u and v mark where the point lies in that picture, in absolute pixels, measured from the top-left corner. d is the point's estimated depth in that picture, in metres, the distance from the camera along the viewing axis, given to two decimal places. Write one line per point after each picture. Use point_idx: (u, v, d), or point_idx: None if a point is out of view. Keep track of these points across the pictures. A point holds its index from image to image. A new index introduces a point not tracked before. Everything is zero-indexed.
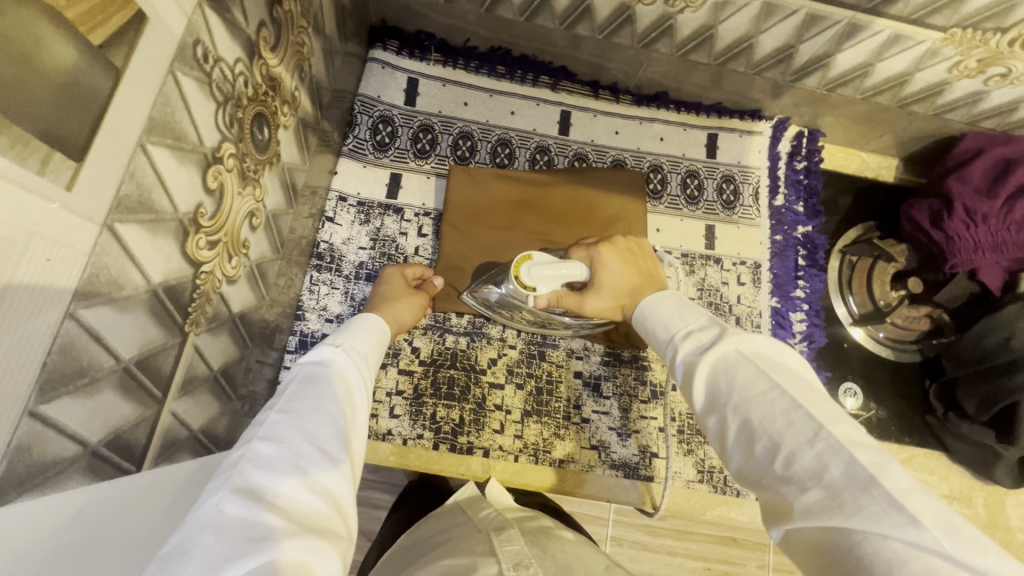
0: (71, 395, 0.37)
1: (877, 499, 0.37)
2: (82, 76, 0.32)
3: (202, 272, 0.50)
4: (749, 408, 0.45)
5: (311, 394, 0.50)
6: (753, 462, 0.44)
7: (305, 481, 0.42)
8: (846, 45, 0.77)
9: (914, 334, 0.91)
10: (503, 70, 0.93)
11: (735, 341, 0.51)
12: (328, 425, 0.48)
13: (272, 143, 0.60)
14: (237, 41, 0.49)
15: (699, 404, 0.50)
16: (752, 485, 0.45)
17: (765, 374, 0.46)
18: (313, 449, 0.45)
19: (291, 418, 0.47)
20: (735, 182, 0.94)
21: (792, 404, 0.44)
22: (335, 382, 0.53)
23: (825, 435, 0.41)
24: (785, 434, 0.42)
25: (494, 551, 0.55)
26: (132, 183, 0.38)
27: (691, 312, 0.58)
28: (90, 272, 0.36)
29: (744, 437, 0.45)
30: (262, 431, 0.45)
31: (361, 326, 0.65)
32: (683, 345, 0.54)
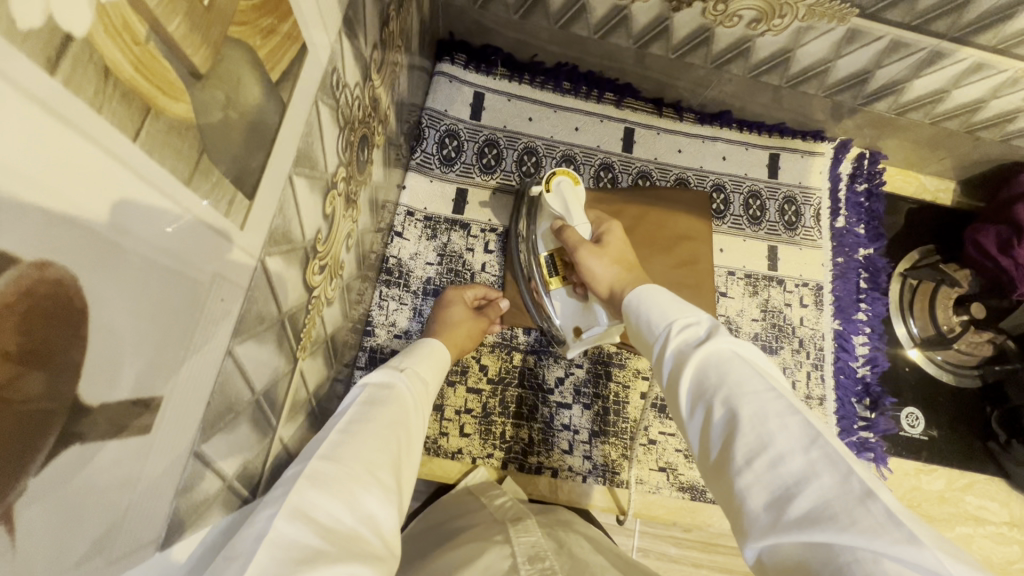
0: (221, 432, 0.36)
1: (873, 513, 0.31)
2: (262, 114, 0.31)
3: (313, 297, 0.50)
4: (740, 400, 0.40)
5: (371, 418, 0.46)
6: (732, 458, 0.38)
7: (354, 507, 0.37)
8: (925, 71, 0.77)
9: (975, 359, 0.91)
10: (568, 86, 0.92)
11: (730, 341, 0.45)
12: (382, 452, 0.43)
13: (368, 163, 0.60)
14: (358, 65, 0.48)
15: (683, 398, 0.45)
16: (724, 491, 0.38)
17: (762, 376, 0.42)
18: (367, 475, 0.40)
19: (345, 442, 0.42)
20: (797, 203, 0.94)
21: (789, 408, 0.38)
22: (396, 408, 0.50)
23: (823, 444, 0.35)
24: (778, 436, 0.37)
25: (508, 541, 0.54)
26: (280, 216, 0.38)
27: (685, 305, 0.53)
28: (245, 307, 0.35)
29: (729, 433, 0.39)
30: (318, 450, 0.40)
31: (421, 349, 0.63)
32: (674, 335, 0.49)
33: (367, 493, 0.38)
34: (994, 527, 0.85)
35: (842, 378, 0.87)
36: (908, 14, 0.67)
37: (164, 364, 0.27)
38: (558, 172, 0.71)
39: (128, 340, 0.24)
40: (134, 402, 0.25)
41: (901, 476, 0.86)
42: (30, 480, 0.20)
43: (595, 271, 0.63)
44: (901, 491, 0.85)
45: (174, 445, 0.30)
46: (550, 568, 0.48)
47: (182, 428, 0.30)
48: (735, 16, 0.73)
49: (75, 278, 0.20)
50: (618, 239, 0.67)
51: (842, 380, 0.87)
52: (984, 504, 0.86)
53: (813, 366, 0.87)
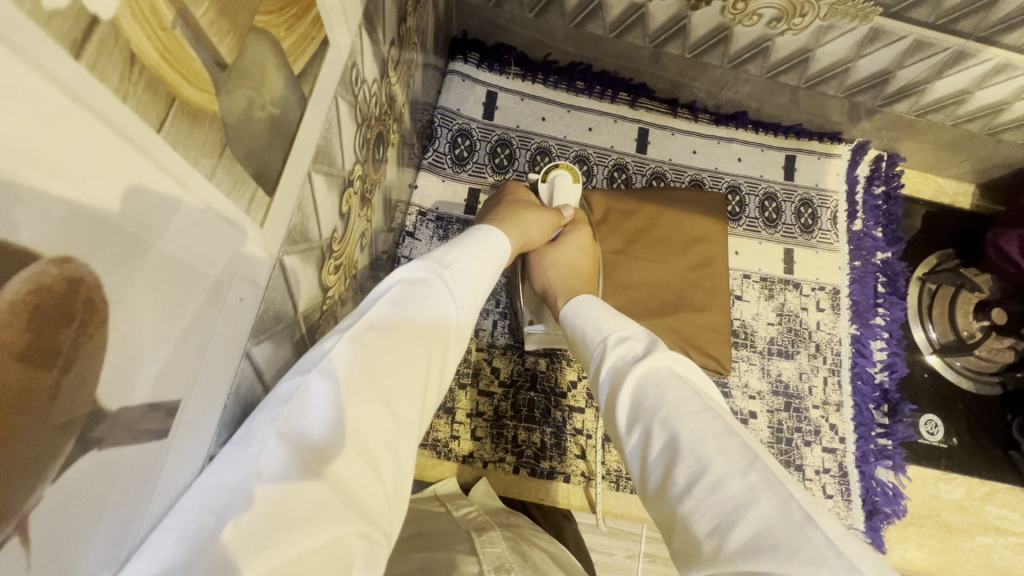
0: None
1: (813, 541, 0.31)
2: (284, 108, 0.30)
3: (328, 297, 0.49)
4: (679, 423, 0.40)
5: (403, 328, 0.38)
6: (672, 483, 0.37)
7: (359, 452, 0.30)
8: (948, 72, 0.75)
9: (995, 366, 0.89)
10: (582, 85, 0.91)
11: (665, 357, 0.46)
12: (406, 377, 0.35)
13: (383, 161, 0.59)
14: (376, 61, 0.47)
15: (620, 419, 0.44)
16: (664, 518, 0.37)
17: (699, 396, 0.42)
18: (381, 412, 0.32)
19: (364, 358, 0.34)
20: (813, 205, 0.93)
21: (725, 429, 0.39)
22: (431, 316, 0.41)
23: (759, 467, 0.36)
24: (716, 459, 0.36)
25: (473, 551, 0.49)
26: (299, 213, 0.37)
27: (625, 320, 0.53)
28: (263, 307, 0.34)
29: (667, 455, 0.39)
30: (331, 365, 0.33)
31: (478, 245, 0.53)
32: (613, 349, 0.49)
33: (378, 437, 0.32)
34: (1015, 537, 0.83)
35: (860, 384, 0.85)
36: (933, 12, 0.66)
37: (184, 366, 0.26)
38: (560, 166, 0.78)
39: (148, 341, 0.23)
40: (153, 406, 0.24)
41: (921, 484, 0.84)
42: (47, 488, 0.19)
43: (541, 268, 0.69)
44: (920, 500, 0.84)
45: (190, 452, 0.29)
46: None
47: (197, 434, 0.29)
48: (755, 15, 0.72)
49: (96, 274, 0.19)
50: (580, 246, 0.70)
51: (860, 386, 0.86)
52: (1005, 513, 0.85)
53: (829, 372, 0.86)
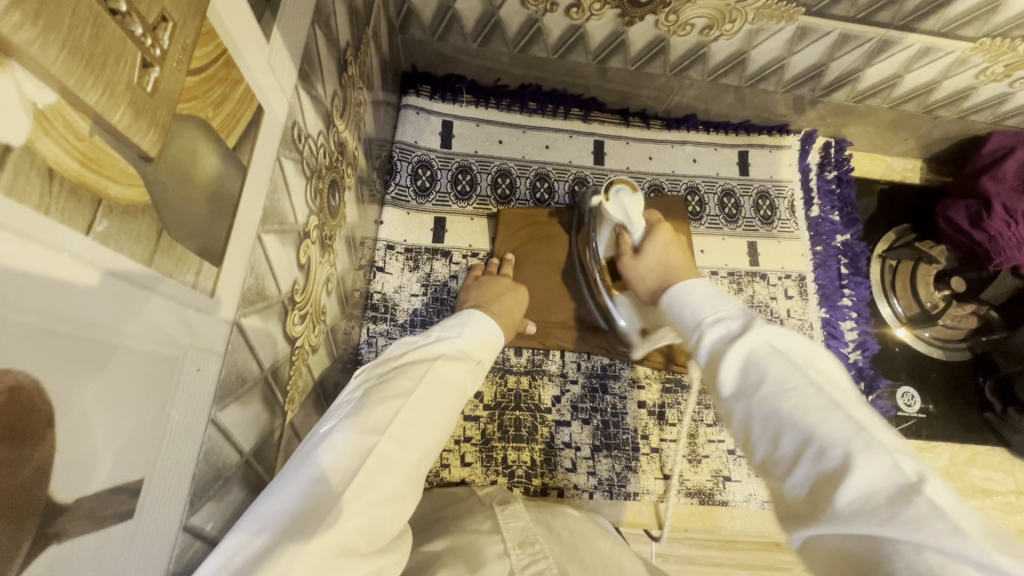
0: (210, 500, 0.35)
1: (919, 506, 0.29)
2: (221, 182, 0.31)
3: (295, 347, 0.50)
4: (783, 399, 0.37)
5: (435, 399, 0.51)
6: (778, 456, 0.36)
7: (399, 497, 0.43)
8: (877, 59, 0.79)
9: (961, 332, 0.93)
10: (534, 105, 0.94)
11: (763, 332, 0.42)
12: (427, 445, 0.48)
13: (340, 206, 0.60)
14: (319, 114, 0.48)
15: (723, 392, 0.42)
16: (772, 488, 0.37)
17: (802, 368, 0.39)
18: (412, 469, 0.45)
19: (411, 425, 0.47)
20: (770, 197, 0.96)
21: (828, 402, 0.36)
22: (453, 393, 0.54)
23: (868, 439, 0.33)
24: (820, 427, 0.35)
25: (496, 528, 0.53)
26: (252, 275, 0.38)
27: (722, 299, 0.50)
28: (225, 372, 0.35)
29: (767, 430, 0.37)
30: (393, 426, 0.46)
31: (473, 324, 0.64)
32: (710, 331, 0.46)
33: (409, 485, 0.45)
34: (1002, 497, 0.86)
35: None
36: (852, 7, 0.69)
37: (143, 446, 0.27)
38: (616, 181, 0.72)
39: (101, 430, 0.23)
40: (113, 489, 0.25)
41: None
42: None
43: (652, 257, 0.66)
44: None
45: (160, 527, 0.29)
46: (541, 551, 0.49)
47: (166, 508, 0.30)
48: (687, 25, 0.75)
49: (32, 377, 0.19)
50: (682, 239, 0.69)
51: None
52: (989, 474, 0.87)
53: None
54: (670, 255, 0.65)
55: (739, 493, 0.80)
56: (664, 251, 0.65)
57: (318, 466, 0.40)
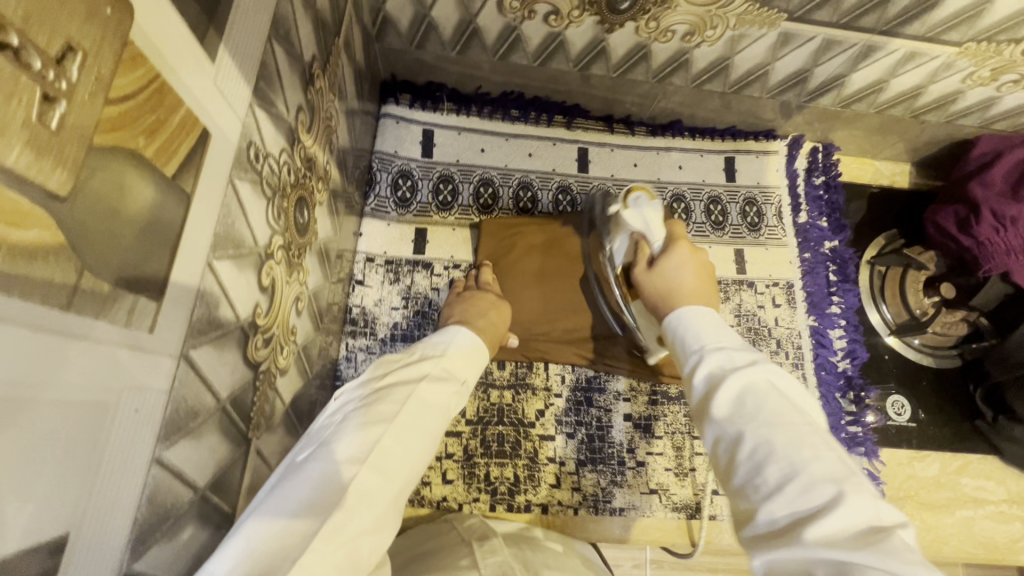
0: (158, 543, 0.34)
1: (900, 551, 0.31)
2: (159, 212, 0.30)
3: (259, 372, 0.48)
4: (778, 431, 0.38)
5: (417, 423, 0.50)
6: (760, 482, 0.37)
7: (377, 531, 0.42)
8: (862, 64, 0.77)
9: (951, 339, 0.91)
10: (517, 113, 0.92)
11: (766, 371, 0.43)
12: (410, 473, 0.47)
13: (310, 223, 0.58)
14: (281, 131, 0.47)
15: (715, 415, 0.42)
16: (741, 515, 0.37)
17: (798, 410, 0.40)
18: (393, 502, 0.45)
19: (393, 455, 0.46)
20: (757, 203, 0.94)
21: (820, 444, 0.38)
22: (436, 414, 0.53)
23: (853, 484, 0.35)
24: (810, 464, 0.36)
25: (475, 564, 0.51)
26: (202, 305, 0.36)
27: (727, 331, 0.50)
28: (171, 409, 0.34)
29: (756, 457, 0.38)
30: (373, 456, 0.44)
31: (462, 344, 0.63)
32: (709, 354, 0.46)
33: (386, 516, 0.44)
34: (993, 506, 0.85)
35: (824, 375, 0.86)
36: (835, 13, 0.68)
37: (65, 499, 0.25)
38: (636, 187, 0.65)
39: (11, 488, 0.22)
40: (28, 549, 0.23)
41: (896, 466, 0.86)
42: None
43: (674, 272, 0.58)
44: (897, 482, 0.85)
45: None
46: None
47: (98, 560, 0.28)
48: (669, 31, 0.74)
49: None
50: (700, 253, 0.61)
51: (824, 377, 0.86)
52: (981, 484, 0.86)
53: (793, 366, 0.87)
54: (687, 273, 0.57)
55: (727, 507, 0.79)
56: (681, 269, 0.58)
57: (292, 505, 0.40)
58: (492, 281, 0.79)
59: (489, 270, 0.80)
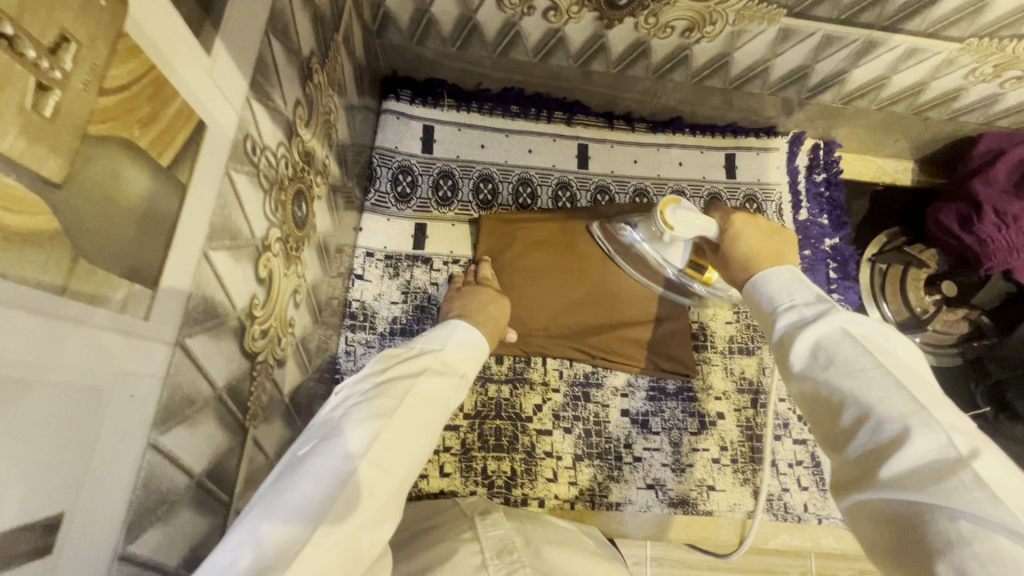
0: (154, 526, 0.34)
1: (965, 484, 0.32)
2: (155, 201, 0.30)
3: (257, 362, 0.49)
4: (845, 379, 0.39)
5: (418, 416, 0.51)
6: (841, 427, 0.38)
7: (381, 521, 0.43)
8: (863, 61, 0.77)
9: (953, 338, 0.90)
10: (517, 109, 0.92)
11: (837, 314, 0.42)
12: (412, 465, 0.48)
13: (309, 216, 0.59)
14: (279, 125, 0.47)
15: (789, 368, 0.43)
16: (829, 453, 0.40)
17: (873, 351, 0.39)
18: (396, 493, 0.46)
19: (395, 447, 0.47)
20: (758, 200, 0.94)
21: (893, 381, 0.37)
22: (436, 408, 0.53)
23: (925, 417, 0.35)
24: (882, 409, 0.36)
25: (477, 537, 0.54)
26: (198, 294, 0.37)
27: (795, 279, 0.47)
28: (167, 395, 0.34)
29: (834, 403, 0.39)
30: (375, 448, 0.45)
31: (462, 335, 0.63)
32: (777, 310, 0.45)
33: (389, 507, 0.44)
34: None
35: None
36: (834, 9, 0.68)
37: (59, 480, 0.26)
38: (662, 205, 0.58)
39: (5, 467, 0.23)
40: (23, 526, 0.24)
41: None
42: None
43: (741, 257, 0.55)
44: None
45: (88, 559, 0.28)
46: (518, 561, 0.50)
47: (92, 541, 0.29)
48: (668, 27, 0.74)
49: None
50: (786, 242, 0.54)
51: None
52: None
53: None
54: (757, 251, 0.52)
55: (724, 502, 0.79)
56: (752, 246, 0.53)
57: (298, 496, 0.40)
58: (490, 276, 0.80)
59: (488, 265, 0.81)
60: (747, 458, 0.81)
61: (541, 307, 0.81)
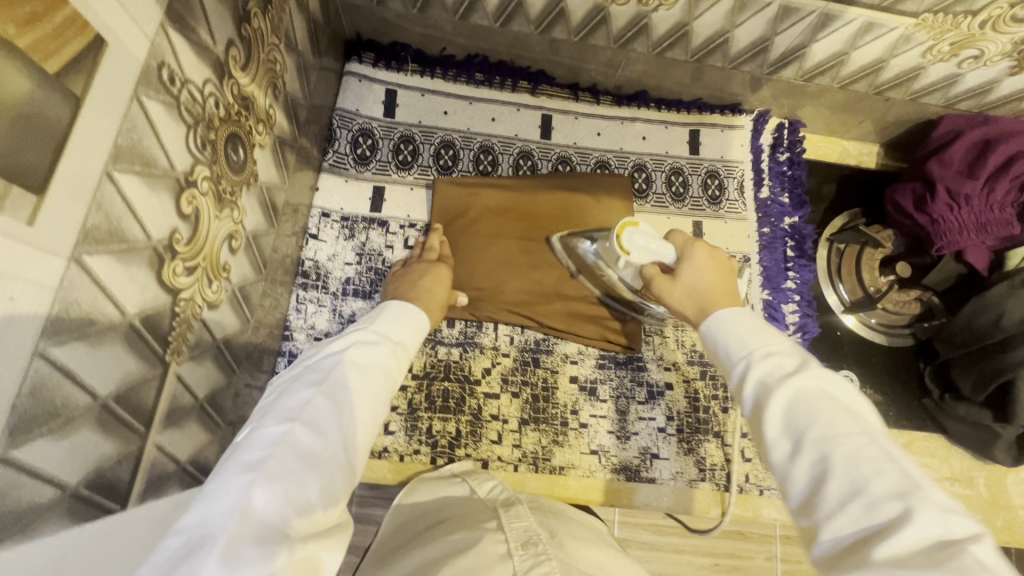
0: (45, 437, 0.35)
1: (967, 561, 0.33)
2: (37, 105, 0.31)
3: (180, 299, 0.49)
4: (833, 444, 0.41)
5: (352, 383, 0.51)
6: (822, 500, 0.40)
7: (327, 485, 0.43)
8: (821, 35, 0.77)
9: (905, 318, 0.92)
10: (481, 77, 0.92)
11: (818, 377, 0.46)
12: (358, 431, 0.48)
13: (248, 163, 0.59)
14: (205, 62, 0.47)
15: (768, 434, 0.45)
16: (806, 532, 0.40)
17: (854, 418, 0.43)
18: (343, 457, 0.45)
19: (335, 413, 0.47)
20: (719, 177, 0.94)
21: (881, 454, 0.40)
22: (376, 376, 0.53)
23: (920, 494, 0.37)
24: (871, 480, 0.38)
25: (501, 527, 0.54)
26: (99, 213, 0.37)
27: (774, 335, 0.52)
28: (60, 308, 0.35)
29: (819, 472, 0.41)
30: (307, 415, 0.45)
31: (403, 312, 0.64)
32: (758, 365, 0.49)
33: (334, 470, 0.44)
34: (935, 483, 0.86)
35: None
36: None
37: None
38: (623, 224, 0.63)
39: None
40: None
41: None
42: None
43: (694, 263, 0.63)
44: None
45: None
46: (544, 553, 0.49)
47: None
48: None
49: None
50: (718, 250, 0.66)
51: None
52: (924, 461, 0.87)
53: None
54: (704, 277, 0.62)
55: (667, 470, 0.80)
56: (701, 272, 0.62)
57: (234, 465, 0.40)
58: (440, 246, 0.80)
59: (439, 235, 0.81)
60: (692, 428, 0.81)
61: (496, 274, 0.82)
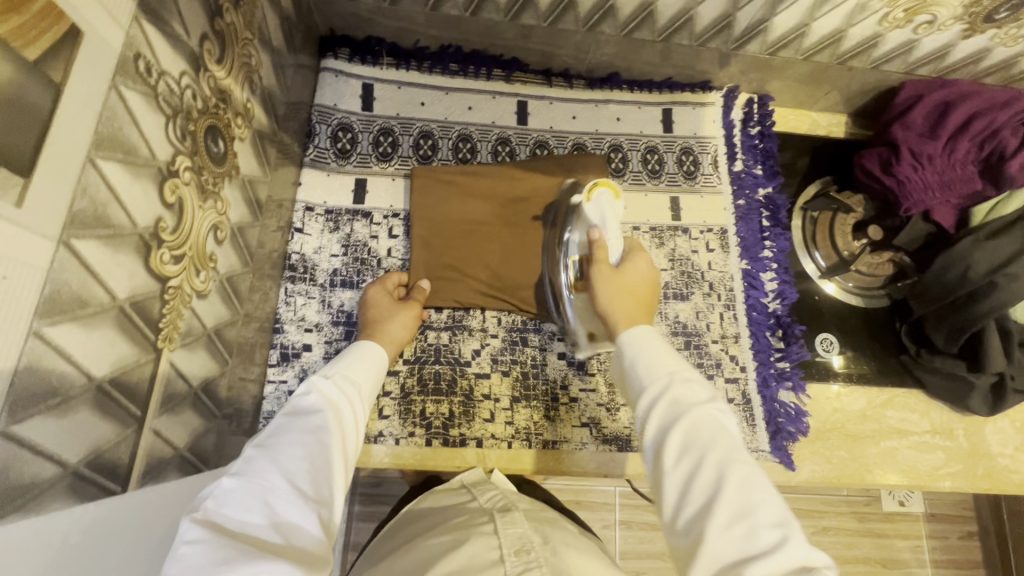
0: (44, 414, 0.36)
1: None
2: (21, 91, 0.32)
3: (169, 287, 0.50)
4: (730, 472, 0.46)
5: (290, 426, 0.50)
6: (711, 519, 0.44)
7: (272, 517, 0.42)
8: (780, 8, 0.80)
9: (880, 280, 0.96)
10: (456, 67, 0.93)
11: (718, 410, 0.51)
12: (305, 460, 0.47)
13: (228, 155, 0.60)
14: (180, 54, 0.49)
15: (669, 453, 0.49)
16: (687, 544, 0.45)
17: (742, 451, 0.48)
18: (288, 487, 0.44)
19: (269, 452, 0.47)
20: (693, 153, 0.96)
21: (764, 486, 0.46)
22: (322, 413, 0.53)
23: (790, 525, 0.43)
24: (758, 509, 0.44)
25: (496, 532, 0.56)
26: (85, 198, 0.38)
27: (677, 360, 0.55)
28: (51, 289, 0.36)
29: (710, 494, 0.46)
30: (239, 465, 0.46)
31: (346, 354, 0.64)
32: (674, 387, 0.52)
33: (284, 501, 0.44)
34: (917, 437, 0.87)
35: (754, 315, 0.90)
36: None
37: None
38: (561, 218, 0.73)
39: None
40: None
41: (823, 399, 0.88)
42: None
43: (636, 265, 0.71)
44: (825, 415, 0.87)
45: None
46: (535, 560, 0.51)
47: None
48: None
49: None
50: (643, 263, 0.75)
51: (755, 317, 0.90)
52: (905, 416, 0.88)
53: (725, 307, 0.90)
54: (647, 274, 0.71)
55: None
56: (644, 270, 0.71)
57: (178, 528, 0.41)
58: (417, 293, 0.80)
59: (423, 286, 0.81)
60: None
61: (481, 256, 0.84)
